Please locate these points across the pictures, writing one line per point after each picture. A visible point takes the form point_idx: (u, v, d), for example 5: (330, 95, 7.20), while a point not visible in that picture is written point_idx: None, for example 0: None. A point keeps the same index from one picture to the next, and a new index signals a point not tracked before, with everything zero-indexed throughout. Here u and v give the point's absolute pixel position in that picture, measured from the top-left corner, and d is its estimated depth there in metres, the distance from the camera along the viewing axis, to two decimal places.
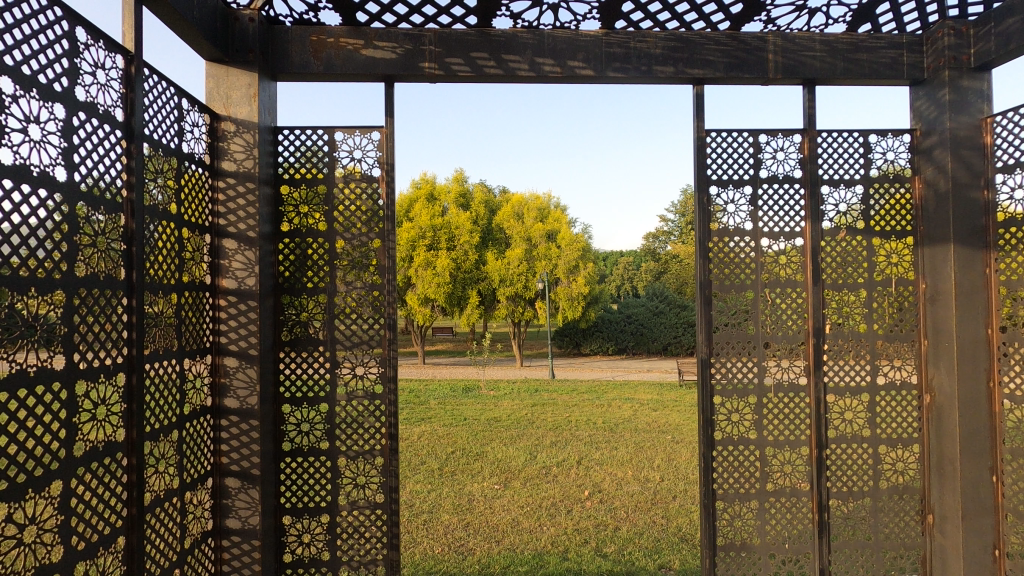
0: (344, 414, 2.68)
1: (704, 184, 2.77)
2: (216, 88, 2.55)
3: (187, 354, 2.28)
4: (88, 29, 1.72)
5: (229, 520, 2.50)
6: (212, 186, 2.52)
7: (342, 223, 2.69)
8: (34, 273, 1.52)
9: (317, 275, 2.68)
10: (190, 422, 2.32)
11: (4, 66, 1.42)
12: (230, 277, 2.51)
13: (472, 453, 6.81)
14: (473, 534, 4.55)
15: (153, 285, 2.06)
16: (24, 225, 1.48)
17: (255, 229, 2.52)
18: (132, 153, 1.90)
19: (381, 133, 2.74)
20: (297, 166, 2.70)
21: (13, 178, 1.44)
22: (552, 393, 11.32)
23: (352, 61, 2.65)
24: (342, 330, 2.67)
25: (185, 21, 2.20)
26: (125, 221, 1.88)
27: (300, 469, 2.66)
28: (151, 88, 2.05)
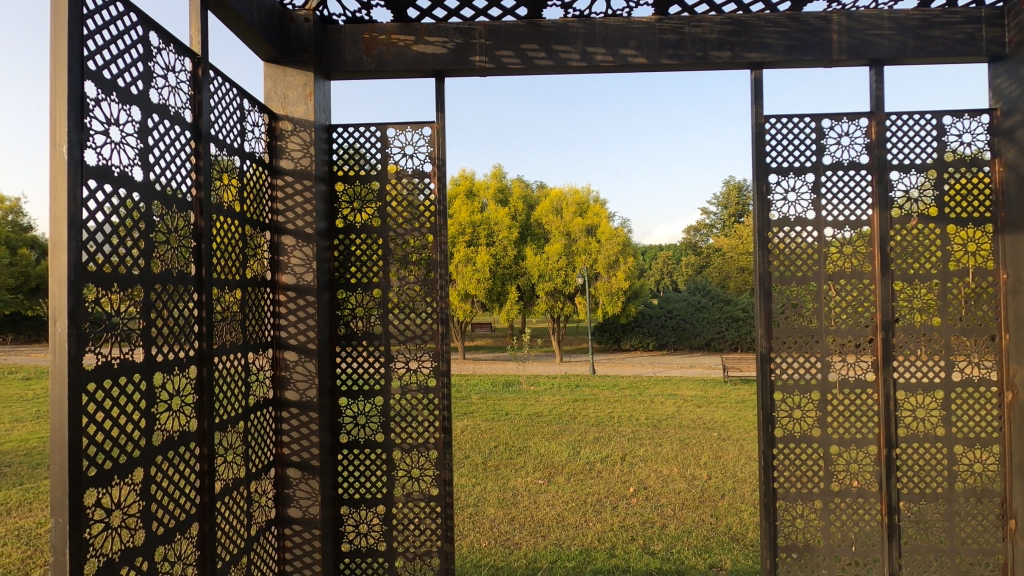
0: (398, 407, 2.71)
1: (762, 173, 2.67)
2: (273, 88, 2.61)
3: (250, 348, 2.35)
4: (160, 33, 1.78)
5: (290, 509, 2.58)
6: (272, 184, 2.59)
7: (394, 218, 2.72)
8: (115, 270, 1.58)
9: (371, 271, 2.72)
10: (254, 414, 2.39)
11: (89, 71, 1.48)
12: (290, 273, 2.58)
13: (514, 448, 6.84)
14: (518, 528, 4.56)
15: (220, 281, 2.13)
16: (105, 223, 1.54)
17: (311, 225, 2.58)
18: (200, 153, 1.96)
19: (432, 128, 2.75)
20: (349, 163, 2.74)
21: (96, 179, 1.50)
22: (593, 389, 11.23)
23: (402, 58, 2.67)
24: (395, 324, 2.69)
25: (245, 23, 2.26)
26: (194, 218, 1.94)
27: (357, 461, 2.70)
28: (216, 90, 2.11)
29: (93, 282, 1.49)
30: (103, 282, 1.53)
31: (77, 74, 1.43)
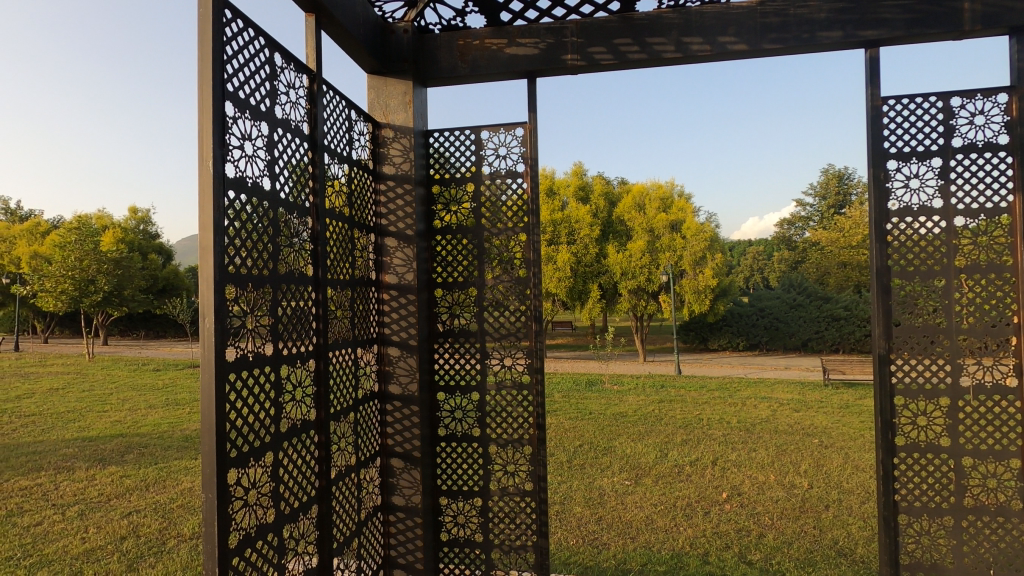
0: (494, 403, 2.77)
1: (879, 159, 2.47)
2: (376, 98, 2.76)
3: (359, 344, 2.51)
4: (283, 54, 1.94)
5: (394, 497, 2.73)
6: (376, 190, 2.74)
7: (489, 219, 2.79)
8: (249, 272, 1.74)
9: (467, 269, 2.80)
10: (363, 406, 2.55)
11: (228, 93, 1.65)
12: (392, 273, 2.72)
13: (600, 447, 6.78)
14: (607, 528, 4.52)
15: (332, 281, 2.29)
16: (240, 231, 1.70)
17: (411, 227, 2.71)
18: (316, 162, 2.11)
19: (525, 129, 2.78)
20: (446, 167, 2.83)
21: (234, 189, 1.66)
22: (679, 389, 10.88)
23: (495, 61, 2.73)
24: (490, 322, 2.76)
25: (352, 38, 2.41)
26: (311, 223, 2.10)
27: (454, 454, 2.79)
28: (328, 103, 2.27)
29: (232, 283, 1.66)
30: (240, 282, 1.70)
31: (219, 96, 1.59)
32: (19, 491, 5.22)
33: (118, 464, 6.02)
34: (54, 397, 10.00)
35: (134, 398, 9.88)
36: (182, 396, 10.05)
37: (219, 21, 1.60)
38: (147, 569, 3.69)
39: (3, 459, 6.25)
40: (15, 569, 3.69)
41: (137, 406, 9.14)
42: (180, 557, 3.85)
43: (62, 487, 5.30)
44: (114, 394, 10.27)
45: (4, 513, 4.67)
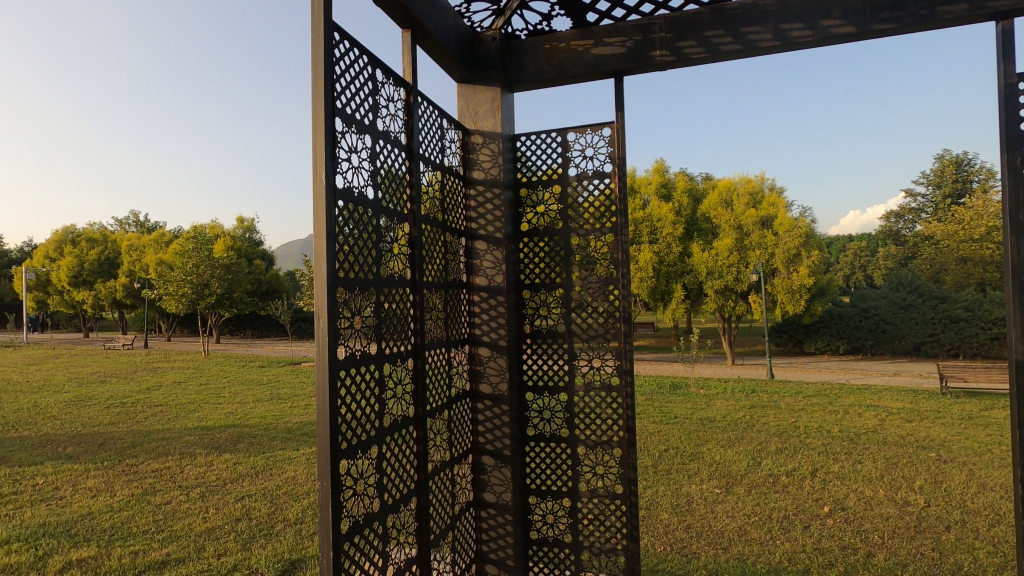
0: (582, 404, 2.77)
1: (1015, 143, 2.22)
2: (466, 106, 2.85)
3: (452, 345, 2.60)
4: (383, 70, 2.05)
5: (486, 493, 2.80)
6: (466, 194, 2.83)
7: (577, 220, 2.79)
8: (355, 276, 1.86)
9: (555, 271, 2.82)
10: (457, 404, 2.65)
11: (337, 110, 1.78)
12: (482, 275, 2.80)
13: (687, 453, 6.55)
14: (696, 537, 4.37)
15: (429, 284, 2.39)
16: (348, 237, 1.82)
17: (500, 230, 2.77)
18: (413, 170, 2.22)
19: (613, 128, 2.75)
20: (533, 170, 2.87)
21: (343, 199, 1.79)
22: (772, 395, 10.28)
23: (582, 62, 2.73)
24: (578, 323, 2.77)
25: (444, 49, 2.50)
26: (409, 228, 2.20)
27: (543, 454, 2.81)
28: (423, 114, 2.37)
29: (342, 286, 1.78)
30: (349, 286, 1.83)
31: (330, 113, 1.72)
32: (152, 472, 5.87)
33: (231, 452, 6.60)
34: (176, 390, 11.13)
35: (243, 393, 10.78)
36: (284, 391, 10.84)
37: (330, 44, 1.73)
38: (258, 549, 4.03)
39: (138, 443, 7.04)
40: (151, 542, 4.15)
41: (246, 399, 9.96)
42: (286, 540, 4.17)
43: (186, 471, 5.89)
44: (227, 388, 11.25)
45: (141, 491, 5.26)
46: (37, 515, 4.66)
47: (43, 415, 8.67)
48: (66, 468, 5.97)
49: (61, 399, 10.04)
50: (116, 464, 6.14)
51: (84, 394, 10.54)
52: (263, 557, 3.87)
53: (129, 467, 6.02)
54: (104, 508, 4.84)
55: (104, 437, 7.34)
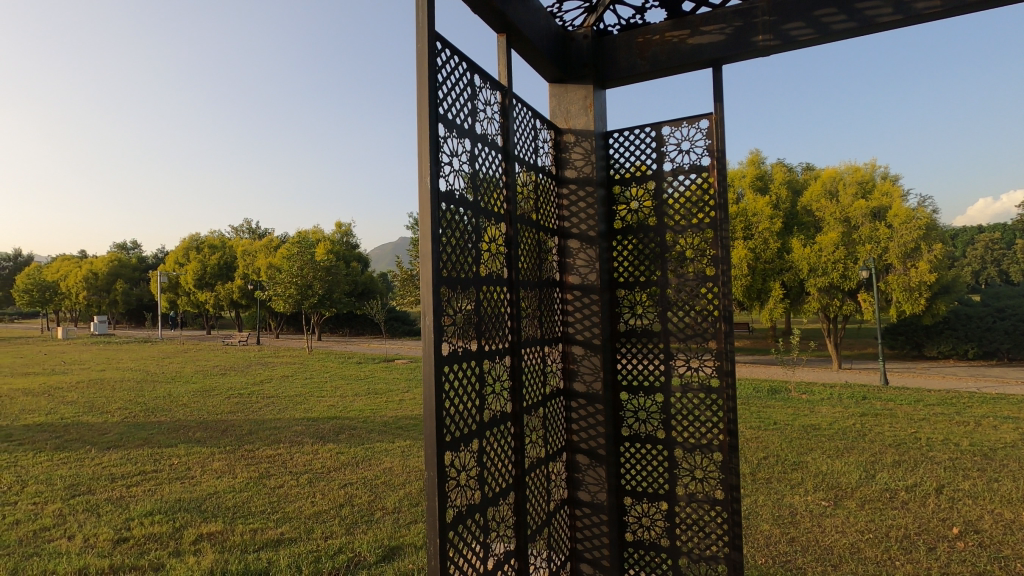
0: (679, 406, 2.67)
1: None
2: (558, 105, 2.87)
3: (546, 343, 2.63)
4: (481, 75, 2.11)
5: (580, 492, 2.80)
6: (559, 194, 2.84)
7: (673, 217, 2.71)
8: (456, 274, 1.93)
9: (649, 270, 2.76)
10: (551, 401, 2.67)
11: (440, 116, 1.85)
12: (575, 274, 2.80)
13: (789, 462, 6.15)
14: (802, 551, 4.10)
15: (524, 282, 2.43)
16: (450, 238, 1.89)
17: (593, 228, 2.76)
18: (509, 170, 2.26)
19: (710, 120, 2.63)
20: (626, 166, 2.82)
21: (445, 201, 1.86)
22: (887, 402, 9.41)
23: (677, 53, 2.66)
24: (674, 322, 2.69)
25: (538, 50, 2.53)
26: (505, 228, 2.25)
27: (638, 455, 2.76)
28: (518, 115, 2.41)
29: (445, 285, 1.86)
30: (452, 284, 1.91)
31: (434, 119, 1.80)
32: (266, 458, 6.41)
33: (334, 443, 7.05)
34: (285, 383, 12.07)
35: (344, 387, 11.48)
36: (380, 386, 11.42)
37: (433, 54, 1.81)
38: (360, 534, 4.28)
39: (254, 431, 7.71)
40: (267, 522, 4.54)
41: (346, 393, 10.62)
42: (385, 527, 4.39)
43: (296, 458, 6.38)
44: (329, 382, 12.05)
45: (258, 475, 5.77)
46: (173, 491, 5.25)
47: (176, 403, 9.74)
48: (196, 450, 6.67)
49: (191, 389, 11.22)
50: (236, 449, 6.77)
51: (208, 385, 11.71)
52: (365, 542, 4.11)
53: (248, 452, 6.63)
54: (228, 488, 5.35)
55: (226, 424, 8.13)
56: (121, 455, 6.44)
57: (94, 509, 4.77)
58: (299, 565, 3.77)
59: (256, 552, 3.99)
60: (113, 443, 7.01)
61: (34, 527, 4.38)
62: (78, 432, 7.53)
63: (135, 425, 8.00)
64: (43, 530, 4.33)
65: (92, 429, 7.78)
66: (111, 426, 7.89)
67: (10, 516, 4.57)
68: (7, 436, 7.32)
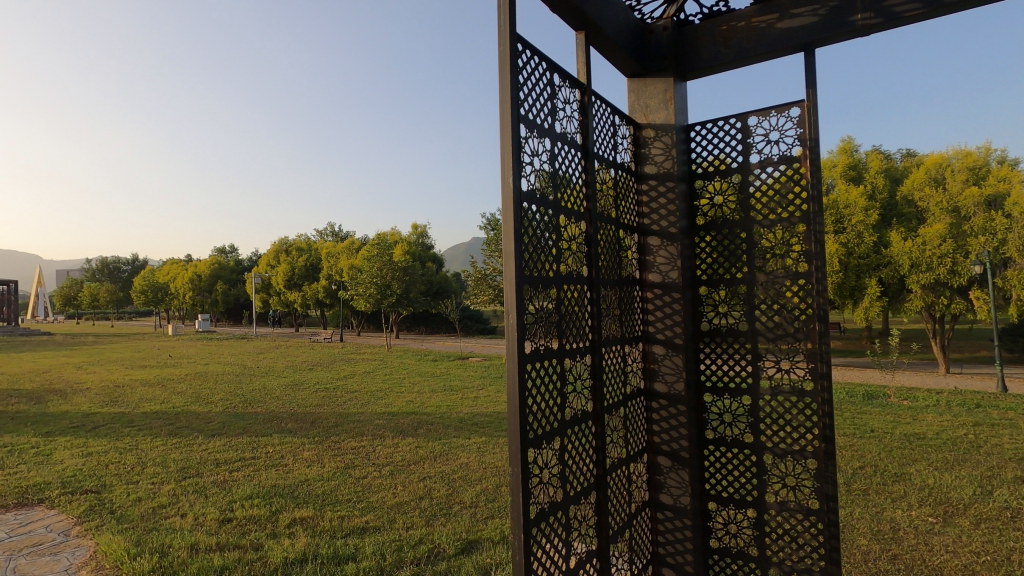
0: (768, 409, 2.55)
1: None
2: (636, 100, 2.82)
3: (627, 342, 2.60)
4: (560, 74, 2.12)
5: (662, 495, 2.73)
6: (638, 190, 2.79)
7: (760, 211, 2.58)
8: (538, 273, 1.94)
9: (733, 267, 2.65)
10: (632, 401, 2.63)
11: (521, 117, 1.87)
12: (656, 271, 2.75)
13: (888, 473, 5.68)
14: (905, 570, 3.78)
15: (603, 281, 2.41)
16: (532, 237, 1.91)
17: (675, 225, 2.68)
18: (588, 168, 2.24)
19: (802, 108, 2.48)
20: (710, 159, 2.72)
21: (527, 201, 1.88)
22: (1005, 411, 8.47)
23: (765, 39, 2.54)
24: (762, 321, 2.56)
25: (617, 46, 2.50)
26: (584, 226, 2.24)
27: (723, 460, 2.65)
28: (597, 112, 2.39)
29: (528, 284, 1.88)
30: (534, 283, 1.93)
31: (516, 120, 1.82)
32: (351, 449, 6.74)
33: (413, 437, 7.30)
34: (366, 379, 12.64)
35: (421, 383, 11.86)
36: (455, 383, 11.71)
37: (515, 55, 1.83)
38: (440, 526, 4.42)
39: (339, 424, 8.14)
40: (353, 510, 4.78)
41: (423, 390, 10.98)
42: (463, 521, 4.50)
43: (378, 450, 6.67)
44: (407, 379, 12.50)
45: (343, 465, 6.09)
46: (269, 477, 5.64)
47: (270, 395, 10.45)
48: (289, 440, 7.14)
49: (282, 382, 12.00)
50: (324, 440, 7.17)
51: (298, 379, 12.48)
52: (444, 534, 4.24)
53: (334, 443, 7.01)
54: (317, 476, 5.68)
55: (314, 416, 8.63)
56: (224, 442, 7.01)
57: (202, 491, 5.22)
58: (383, 553, 3.94)
59: (343, 538, 4.22)
60: (217, 431, 7.65)
61: (153, 504, 4.86)
62: (187, 420, 8.27)
63: (235, 415, 8.68)
64: (161, 508, 4.79)
65: (198, 417, 8.51)
66: (215, 415, 8.60)
67: (133, 494, 5.09)
68: (129, 421, 8.17)
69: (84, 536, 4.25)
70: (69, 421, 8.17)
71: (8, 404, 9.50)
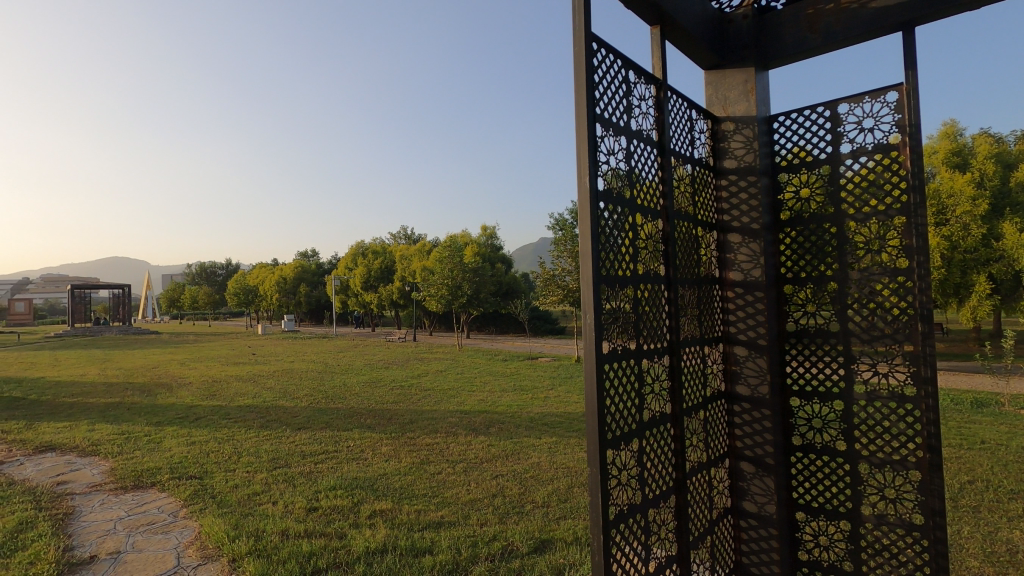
0: (864, 415, 2.37)
1: None
2: (714, 93, 2.74)
3: (706, 343, 2.52)
4: (636, 70, 2.09)
5: (746, 502, 2.63)
6: (717, 185, 2.70)
7: (851, 203, 2.41)
8: (614, 272, 1.92)
9: (821, 263, 2.50)
10: (712, 404, 2.56)
11: (597, 116, 1.87)
12: (737, 270, 2.65)
13: (1002, 489, 5.15)
14: None
15: (681, 279, 2.35)
16: (609, 237, 1.90)
17: (757, 221, 2.57)
18: (665, 165, 2.20)
19: (901, 91, 2.30)
20: (796, 149, 2.58)
21: (603, 200, 1.87)
22: None
23: (857, 20, 2.38)
24: (856, 322, 2.39)
25: (694, 38, 2.43)
26: (661, 224, 2.20)
27: (812, 468, 2.51)
28: (673, 107, 2.34)
29: (605, 283, 1.87)
30: (611, 282, 1.91)
31: (592, 119, 1.82)
32: (426, 446, 6.95)
33: (485, 435, 7.42)
34: (439, 377, 12.98)
35: (492, 382, 12.02)
36: (525, 383, 11.78)
37: (590, 54, 1.83)
38: (513, 524, 4.46)
39: (414, 420, 8.41)
40: (429, 504, 4.93)
41: (494, 389, 11.12)
42: (536, 520, 4.52)
43: (452, 448, 6.83)
44: (478, 378, 12.72)
45: (419, 460, 6.29)
46: (350, 470, 5.92)
47: (349, 392, 10.97)
48: (368, 435, 7.46)
49: (361, 380, 12.56)
50: (400, 436, 7.44)
51: (375, 377, 13.02)
52: (518, 532, 4.28)
53: (410, 439, 7.25)
54: (394, 471, 5.91)
55: (391, 413, 8.97)
56: (309, 435, 7.44)
57: (291, 481, 5.57)
58: (458, 547, 4.04)
59: (420, 532, 4.35)
60: (303, 424, 8.13)
61: (248, 491, 5.23)
62: (276, 414, 8.83)
63: (319, 410, 9.18)
64: (255, 495, 5.16)
65: (286, 411, 9.08)
66: (301, 410, 9.14)
67: (231, 480, 5.52)
68: (226, 414, 8.85)
69: (190, 518, 4.64)
70: (175, 413, 8.95)
71: (124, 396, 10.56)
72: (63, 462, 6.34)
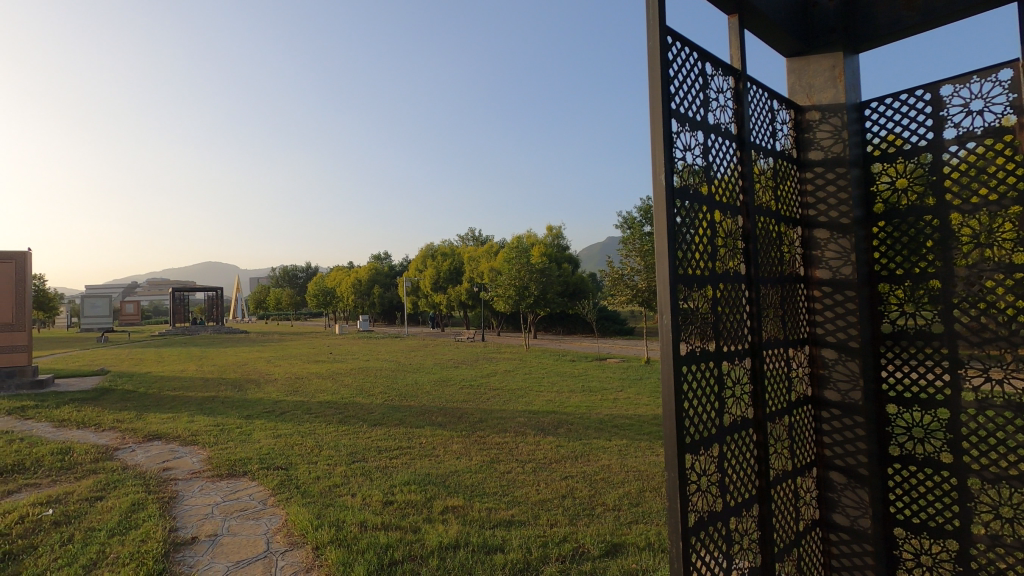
0: (974, 425, 2.15)
1: None
2: (798, 81, 2.59)
3: (790, 345, 2.40)
4: (713, 62, 2.02)
5: (836, 514, 2.48)
6: (801, 179, 2.57)
7: (955, 193, 2.20)
8: (691, 270, 1.87)
9: (920, 260, 2.30)
10: (798, 410, 2.43)
11: (672, 111, 1.82)
12: (824, 268, 2.50)
13: None
14: None
15: (763, 279, 2.25)
16: (685, 235, 1.85)
17: (847, 215, 2.42)
18: (744, 159, 2.11)
19: (1016, 68, 2.08)
20: (891, 136, 2.40)
21: (680, 197, 1.82)
22: None
23: None
24: (963, 322, 2.16)
25: (775, 25, 2.32)
26: (741, 221, 2.11)
27: (912, 480, 2.32)
28: (753, 98, 2.24)
29: (682, 284, 1.82)
30: (688, 282, 1.85)
31: (667, 114, 1.78)
32: (495, 445, 7.04)
33: (554, 436, 7.41)
34: (507, 377, 13.11)
35: (559, 383, 11.99)
36: (593, 384, 11.67)
37: (665, 49, 1.79)
38: (584, 526, 4.43)
39: (483, 419, 8.54)
40: (499, 503, 4.98)
41: (562, 389, 11.09)
42: (607, 523, 4.47)
43: (521, 447, 6.87)
44: (546, 378, 12.74)
45: (489, 459, 6.38)
46: (423, 466, 6.10)
47: (421, 390, 11.30)
48: (439, 432, 7.66)
49: (431, 379, 12.90)
50: (470, 434, 7.57)
51: (444, 375, 13.34)
52: (589, 534, 4.24)
53: (480, 438, 7.37)
54: (465, 468, 6.02)
55: (461, 411, 9.15)
56: (384, 431, 7.73)
57: (367, 474, 5.80)
58: (528, 547, 4.06)
59: (491, 529, 4.41)
60: (378, 420, 8.46)
61: (329, 483, 5.51)
62: (353, 410, 9.24)
63: (392, 407, 9.52)
64: (335, 487, 5.42)
65: (362, 407, 9.48)
66: (375, 406, 9.51)
67: (313, 472, 5.83)
68: (308, 409, 9.36)
69: (277, 505, 4.95)
70: (263, 407, 9.56)
71: (218, 390, 11.42)
72: (167, 450, 6.94)
